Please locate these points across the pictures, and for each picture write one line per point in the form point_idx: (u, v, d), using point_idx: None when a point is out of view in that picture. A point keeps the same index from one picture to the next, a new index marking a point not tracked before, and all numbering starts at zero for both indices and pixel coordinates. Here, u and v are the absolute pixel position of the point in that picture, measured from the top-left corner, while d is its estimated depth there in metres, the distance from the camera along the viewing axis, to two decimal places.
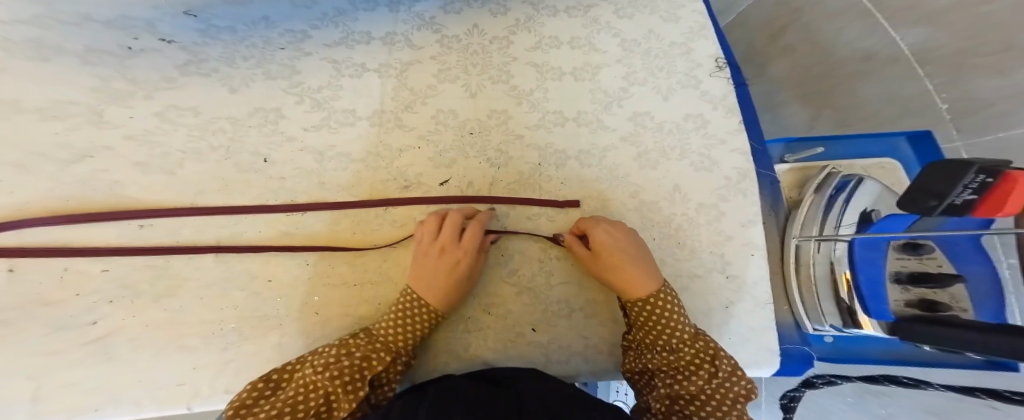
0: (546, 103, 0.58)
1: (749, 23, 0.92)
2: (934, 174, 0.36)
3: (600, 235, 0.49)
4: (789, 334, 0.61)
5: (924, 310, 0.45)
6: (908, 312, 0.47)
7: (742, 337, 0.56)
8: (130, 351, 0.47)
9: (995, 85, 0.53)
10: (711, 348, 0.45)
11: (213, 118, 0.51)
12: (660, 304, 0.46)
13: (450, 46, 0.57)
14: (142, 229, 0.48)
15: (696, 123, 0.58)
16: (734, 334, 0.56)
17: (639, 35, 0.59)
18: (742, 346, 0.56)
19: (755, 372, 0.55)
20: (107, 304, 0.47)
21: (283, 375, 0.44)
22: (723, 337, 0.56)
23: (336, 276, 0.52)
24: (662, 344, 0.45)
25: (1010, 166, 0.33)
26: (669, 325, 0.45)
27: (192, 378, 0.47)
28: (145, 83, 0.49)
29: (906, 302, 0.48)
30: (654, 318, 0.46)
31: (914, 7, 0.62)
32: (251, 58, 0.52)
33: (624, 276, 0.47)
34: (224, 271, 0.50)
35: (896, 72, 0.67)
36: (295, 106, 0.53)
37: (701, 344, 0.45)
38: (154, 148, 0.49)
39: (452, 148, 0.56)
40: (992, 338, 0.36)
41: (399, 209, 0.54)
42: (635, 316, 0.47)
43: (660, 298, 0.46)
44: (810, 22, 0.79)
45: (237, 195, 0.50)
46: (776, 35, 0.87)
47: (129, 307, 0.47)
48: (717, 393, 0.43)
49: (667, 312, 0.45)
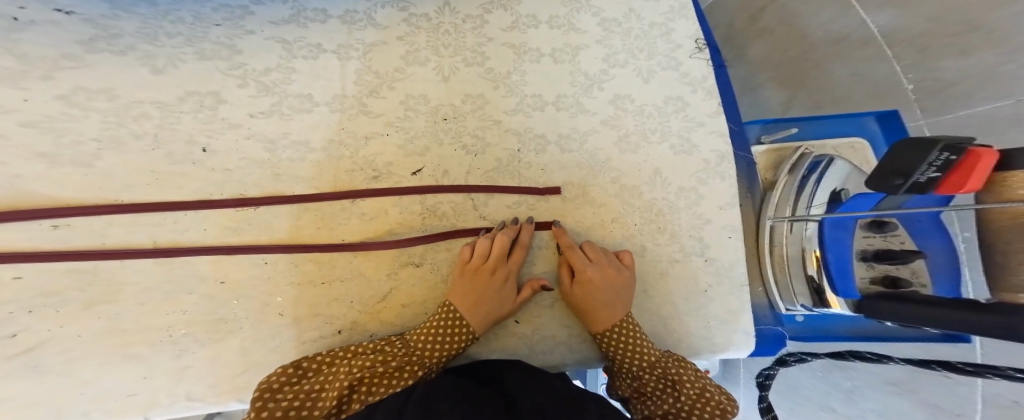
0: (524, 86, 0.55)
1: (726, 4, 0.91)
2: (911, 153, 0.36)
3: (592, 247, 0.52)
4: (762, 315, 0.64)
5: (887, 287, 0.47)
6: (873, 290, 0.49)
7: (719, 320, 0.57)
8: (61, 364, 0.42)
9: (960, 65, 0.58)
10: (678, 372, 0.48)
11: (135, 102, 0.45)
12: (625, 331, 0.49)
13: (418, 25, 0.53)
14: (56, 230, 0.42)
15: (677, 106, 0.58)
16: (711, 318, 0.57)
17: (619, 14, 0.57)
18: (719, 328, 0.56)
19: (731, 353, 0.57)
20: (26, 314, 0.41)
21: (277, 378, 0.41)
22: (702, 320, 0.57)
23: (299, 275, 0.48)
24: (628, 371, 0.49)
25: (972, 143, 0.34)
26: (636, 352, 0.48)
27: (144, 388, 0.44)
28: (39, 60, 0.41)
29: (871, 280, 0.49)
30: (621, 347, 0.49)
31: None
32: (179, 36, 0.46)
33: (614, 290, 0.50)
34: (164, 274, 0.45)
35: (866, 54, 0.71)
36: (237, 90, 0.47)
37: (668, 365, 0.48)
38: (60, 136, 0.42)
39: (424, 134, 0.53)
40: (943, 312, 0.38)
41: (367, 201, 0.50)
42: (604, 346, 0.50)
43: (623, 327, 0.49)
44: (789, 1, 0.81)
45: (175, 189, 0.45)
46: (756, 16, 0.87)
47: (52, 317, 0.41)
48: (692, 407, 0.46)
49: (633, 340, 0.48)
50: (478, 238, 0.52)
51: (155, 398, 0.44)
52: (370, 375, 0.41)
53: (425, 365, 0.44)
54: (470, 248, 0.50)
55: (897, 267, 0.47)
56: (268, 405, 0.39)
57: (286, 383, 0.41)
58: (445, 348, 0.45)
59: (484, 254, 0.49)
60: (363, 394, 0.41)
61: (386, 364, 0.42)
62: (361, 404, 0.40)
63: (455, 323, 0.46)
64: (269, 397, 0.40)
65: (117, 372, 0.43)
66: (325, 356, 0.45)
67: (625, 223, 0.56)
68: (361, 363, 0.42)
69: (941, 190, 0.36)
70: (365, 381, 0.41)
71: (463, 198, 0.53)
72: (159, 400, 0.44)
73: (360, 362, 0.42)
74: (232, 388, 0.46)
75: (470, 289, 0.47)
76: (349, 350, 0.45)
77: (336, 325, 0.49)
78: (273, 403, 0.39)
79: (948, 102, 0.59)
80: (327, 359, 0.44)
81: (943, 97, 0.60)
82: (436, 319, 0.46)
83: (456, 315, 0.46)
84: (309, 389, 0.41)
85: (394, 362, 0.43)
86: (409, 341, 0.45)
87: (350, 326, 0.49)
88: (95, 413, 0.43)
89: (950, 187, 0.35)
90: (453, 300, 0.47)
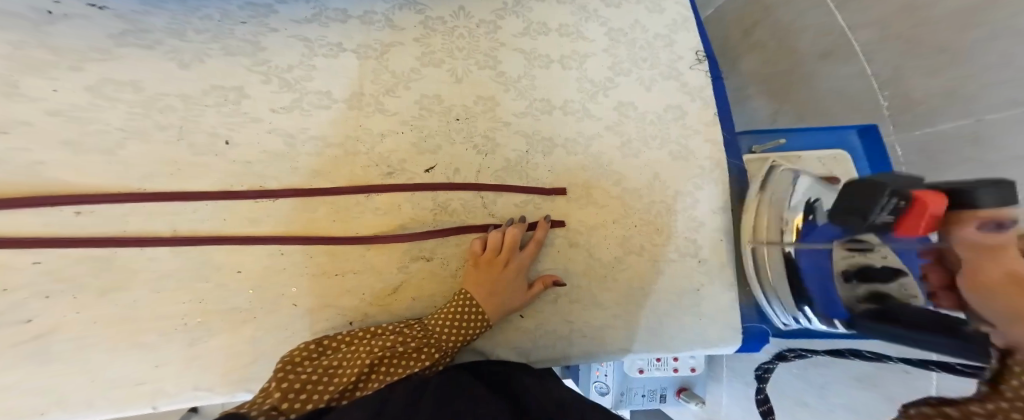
0: (533, 91, 0.58)
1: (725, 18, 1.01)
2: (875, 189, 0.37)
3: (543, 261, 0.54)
4: (749, 313, 0.66)
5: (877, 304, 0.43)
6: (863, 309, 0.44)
7: (709, 316, 0.61)
8: (80, 347, 0.43)
9: (929, 84, 0.62)
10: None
11: (159, 95, 0.46)
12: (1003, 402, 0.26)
13: (433, 28, 0.55)
14: (78, 216, 0.42)
15: (676, 115, 0.61)
16: (701, 315, 0.61)
17: (626, 24, 0.60)
18: (708, 325, 0.60)
19: (717, 348, 0.61)
20: (41, 300, 0.41)
21: (300, 353, 0.43)
22: (693, 316, 0.60)
23: (314, 266, 0.50)
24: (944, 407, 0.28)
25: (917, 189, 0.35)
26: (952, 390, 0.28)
27: (156, 375, 0.45)
28: (71, 52, 0.42)
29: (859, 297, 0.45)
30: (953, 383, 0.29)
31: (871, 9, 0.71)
32: (206, 32, 0.48)
33: None
34: (184, 262, 0.46)
35: (847, 70, 0.75)
36: (260, 85, 0.49)
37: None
38: (86, 125, 0.43)
39: (437, 134, 0.55)
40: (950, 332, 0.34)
41: (382, 196, 0.52)
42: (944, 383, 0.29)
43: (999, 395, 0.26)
44: (782, 16, 0.88)
45: (194, 180, 0.46)
46: (750, 30, 0.95)
47: (69, 303, 0.42)
48: None
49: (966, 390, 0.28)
50: (486, 234, 0.54)
51: (167, 385, 0.46)
52: (389, 355, 0.44)
53: (441, 348, 0.47)
54: (481, 241, 0.52)
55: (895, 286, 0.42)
56: (290, 377, 0.41)
57: (304, 358, 0.43)
58: (459, 332, 0.48)
59: (498, 249, 0.51)
60: (382, 374, 0.43)
61: (406, 344, 0.45)
62: (380, 384, 0.42)
63: (465, 310, 0.48)
64: (290, 368, 0.42)
65: (133, 357, 0.45)
66: (347, 335, 0.47)
67: (625, 223, 0.59)
68: (381, 343, 0.45)
69: (900, 233, 0.36)
70: (384, 362, 0.44)
71: (473, 196, 0.55)
72: (167, 390, 0.46)
73: (381, 342, 0.45)
74: (245, 375, 0.48)
75: (483, 281, 0.50)
76: (369, 331, 0.47)
77: (348, 316, 0.51)
78: (293, 374, 0.41)
79: (916, 118, 0.64)
80: (348, 339, 0.46)
81: (917, 113, 0.64)
82: (453, 307, 0.48)
83: (472, 304, 0.49)
84: (327, 365, 0.43)
85: (412, 343, 0.45)
86: (427, 325, 0.48)
87: (361, 317, 0.51)
88: (105, 401, 0.44)
89: (907, 231, 0.35)
90: (467, 289, 0.50)
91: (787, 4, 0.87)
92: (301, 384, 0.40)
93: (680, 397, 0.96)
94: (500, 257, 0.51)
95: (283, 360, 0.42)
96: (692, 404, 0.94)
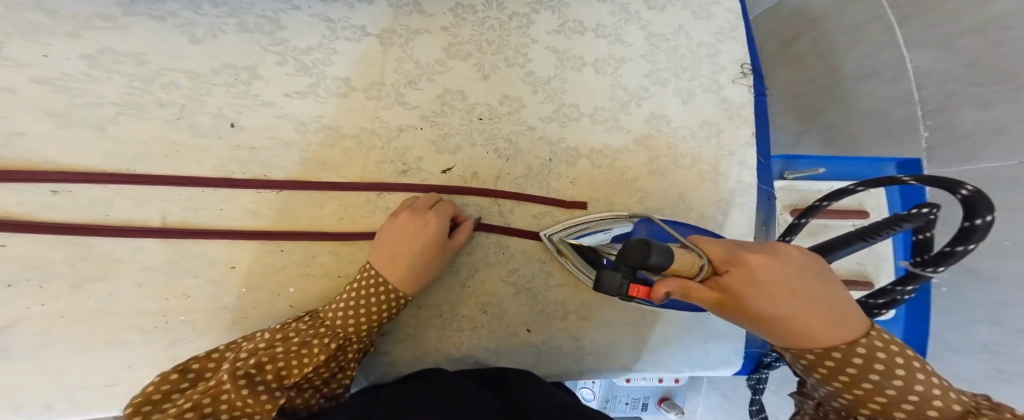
0: (562, 94, 0.54)
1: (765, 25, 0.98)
2: (602, 279, 0.31)
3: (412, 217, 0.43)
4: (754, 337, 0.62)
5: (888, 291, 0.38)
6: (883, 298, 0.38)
7: (717, 341, 0.58)
8: (48, 339, 0.39)
9: (978, 115, 0.60)
10: (883, 344, 0.26)
11: (165, 70, 0.42)
12: (859, 347, 0.26)
13: (464, 17, 0.51)
14: (55, 197, 0.39)
15: (711, 131, 0.57)
16: (712, 339, 0.57)
17: (668, 30, 0.57)
18: (717, 349, 0.58)
19: (718, 371, 0.58)
20: (3, 288, 0.37)
21: (156, 388, 0.35)
22: (704, 341, 0.57)
23: (316, 266, 0.46)
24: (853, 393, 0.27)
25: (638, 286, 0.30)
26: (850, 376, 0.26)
27: (127, 377, 0.41)
28: (71, 17, 0.39)
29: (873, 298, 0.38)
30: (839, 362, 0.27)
31: (930, 28, 0.66)
32: (223, 6, 0.44)
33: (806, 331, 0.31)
34: (173, 254, 0.42)
35: (893, 92, 0.72)
36: (276, 67, 0.45)
37: (904, 363, 0.25)
38: (77, 97, 0.39)
39: (459, 133, 0.51)
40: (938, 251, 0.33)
41: (393, 196, 0.48)
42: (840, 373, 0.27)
43: (840, 340, 0.27)
44: (829, 30, 0.83)
45: (192, 164, 0.42)
46: (792, 41, 0.91)
47: (35, 293, 0.38)
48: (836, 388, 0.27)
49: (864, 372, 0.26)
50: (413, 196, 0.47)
51: (136, 389, 0.41)
52: (267, 358, 0.37)
53: (343, 333, 0.39)
54: (410, 210, 0.44)
55: (900, 288, 0.37)
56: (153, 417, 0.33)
57: (170, 392, 0.35)
58: (371, 312, 0.40)
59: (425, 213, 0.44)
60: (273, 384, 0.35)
61: (285, 342, 0.38)
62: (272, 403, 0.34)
63: (383, 290, 0.41)
64: (151, 410, 0.34)
65: (104, 355, 0.40)
66: (213, 352, 0.39)
67: None
68: (253, 345, 0.38)
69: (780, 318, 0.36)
70: (263, 369, 0.36)
71: (490, 202, 0.51)
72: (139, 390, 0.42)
73: (252, 345, 0.38)
74: None
75: (396, 245, 0.42)
76: (246, 339, 0.40)
77: None
78: (157, 414, 0.33)
79: (962, 152, 0.62)
80: (220, 356, 0.39)
81: (960, 147, 0.63)
82: (355, 288, 0.41)
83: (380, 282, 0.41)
84: (206, 387, 0.35)
85: (293, 345, 0.38)
86: (321, 313, 0.41)
87: None
88: (61, 404, 0.40)
89: None
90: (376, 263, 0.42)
91: (838, 16, 0.82)
92: (163, 419, 0.32)
93: (661, 406, 1.01)
94: (418, 220, 0.43)
95: (154, 378, 0.36)
96: (671, 414, 0.99)
